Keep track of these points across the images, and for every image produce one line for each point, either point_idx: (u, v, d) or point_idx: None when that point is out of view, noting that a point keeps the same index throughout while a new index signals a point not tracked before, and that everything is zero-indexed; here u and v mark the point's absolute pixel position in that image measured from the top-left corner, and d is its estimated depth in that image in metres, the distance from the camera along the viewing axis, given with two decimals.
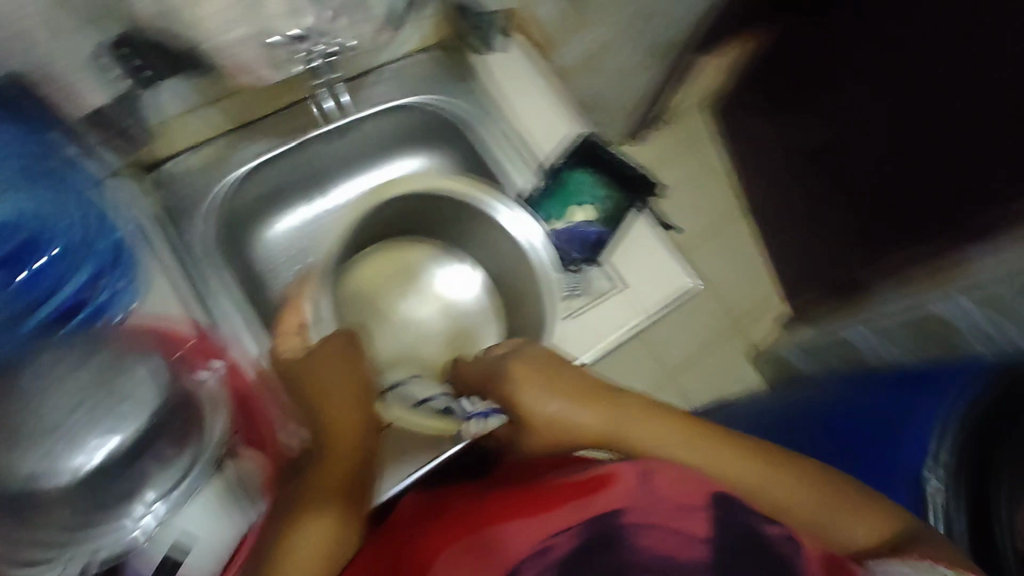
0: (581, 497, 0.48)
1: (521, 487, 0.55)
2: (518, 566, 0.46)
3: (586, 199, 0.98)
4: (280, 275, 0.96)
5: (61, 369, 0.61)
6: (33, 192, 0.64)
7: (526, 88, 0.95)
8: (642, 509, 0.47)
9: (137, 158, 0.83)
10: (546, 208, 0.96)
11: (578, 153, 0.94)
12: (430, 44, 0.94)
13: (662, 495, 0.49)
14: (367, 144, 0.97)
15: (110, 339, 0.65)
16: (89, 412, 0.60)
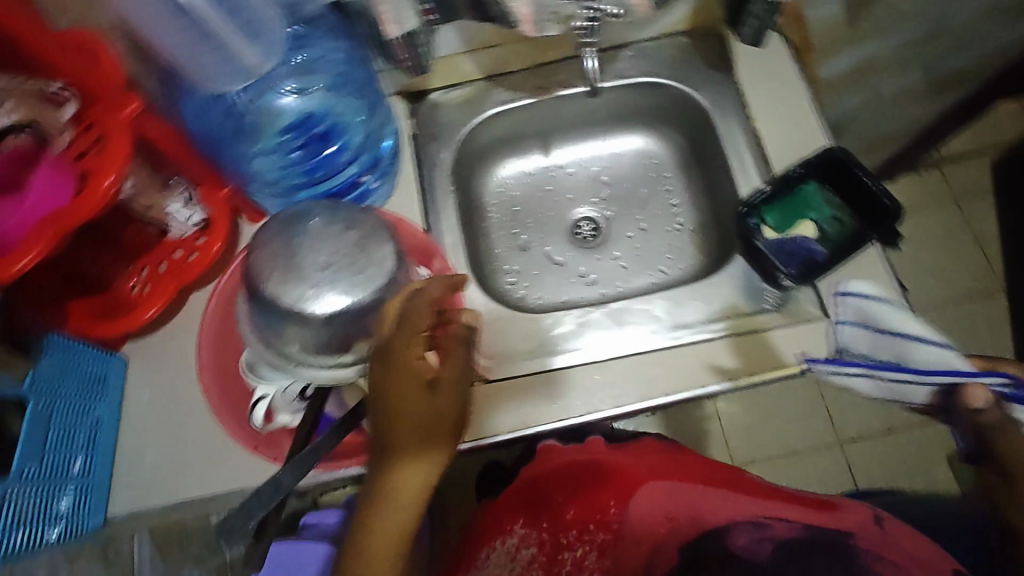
0: (814, 514, 0.68)
1: (764, 487, 0.72)
2: (732, 526, 0.67)
3: (812, 214, 0.71)
4: (625, 232, 0.88)
5: (663, 259, 0.85)
6: (344, 82, 0.68)
7: (789, 108, 0.77)
8: (871, 540, 0.64)
9: (679, 104, 0.83)
10: (765, 210, 0.71)
11: (810, 164, 0.71)
12: (691, 32, 0.83)
13: (892, 538, 0.64)
14: (600, 117, 0.88)
15: (679, 269, 0.84)
16: (657, 266, 0.85)
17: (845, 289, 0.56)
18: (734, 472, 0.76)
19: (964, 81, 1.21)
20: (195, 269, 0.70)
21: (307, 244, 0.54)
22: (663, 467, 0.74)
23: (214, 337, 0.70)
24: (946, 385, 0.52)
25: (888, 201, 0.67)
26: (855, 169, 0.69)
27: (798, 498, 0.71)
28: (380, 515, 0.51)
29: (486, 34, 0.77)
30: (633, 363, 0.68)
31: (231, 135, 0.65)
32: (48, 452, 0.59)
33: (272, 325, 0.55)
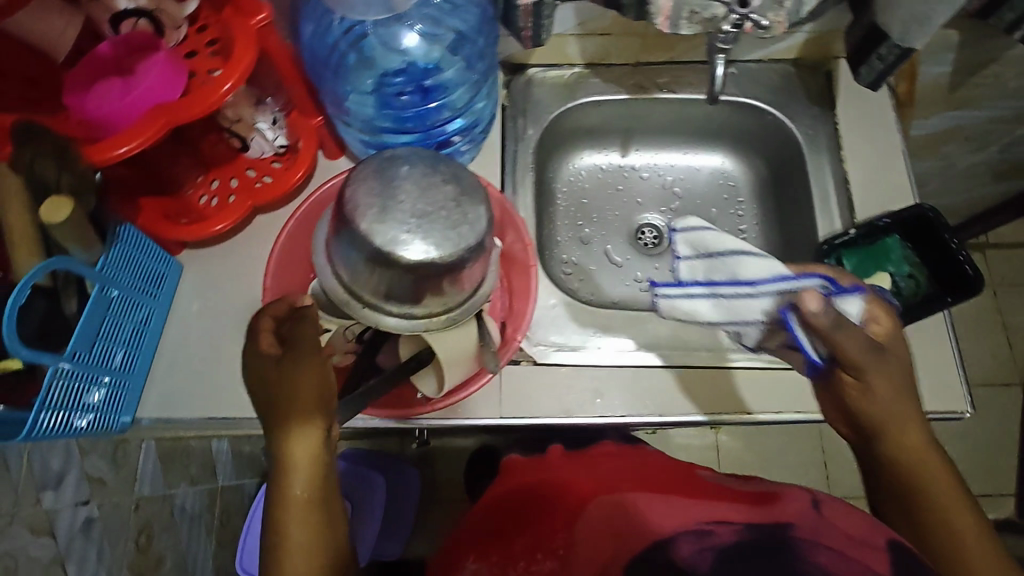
0: (753, 507, 0.51)
1: (717, 490, 0.55)
2: (671, 537, 0.48)
3: (890, 267, 0.71)
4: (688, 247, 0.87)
5: None
6: (465, 44, 0.66)
7: (883, 160, 0.76)
8: (810, 528, 0.47)
9: (771, 132, 0.83)
10: (844, 253, 0.71)
11: (899, 218, 0.70)
12: (799, 62, 0.82)
13: (831, 523, 0.48)
14: (688, 128, 0.87)
15: None
16: None
17: (671, 229, 0.62)
18: (695, 476, 0.61)
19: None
20: (269, 193, 0.69)
21: (408, 188, 0.52)
22: (608, 479, 0.59)
23: (281, 264, 0.67)
24: (779, 297, 0.57)
25: (970, 271, 0.67)
26: (943, 231, 0.69)
27: (747, 491, 0.54)
28: (278, 490, 0.50)
29: (601, 21, 0.75)
30: (688, 376, 0.68)
31: (339, 61, 0.64)
32: (97, 342, 0.58)
33: (351, 262, 0.53)
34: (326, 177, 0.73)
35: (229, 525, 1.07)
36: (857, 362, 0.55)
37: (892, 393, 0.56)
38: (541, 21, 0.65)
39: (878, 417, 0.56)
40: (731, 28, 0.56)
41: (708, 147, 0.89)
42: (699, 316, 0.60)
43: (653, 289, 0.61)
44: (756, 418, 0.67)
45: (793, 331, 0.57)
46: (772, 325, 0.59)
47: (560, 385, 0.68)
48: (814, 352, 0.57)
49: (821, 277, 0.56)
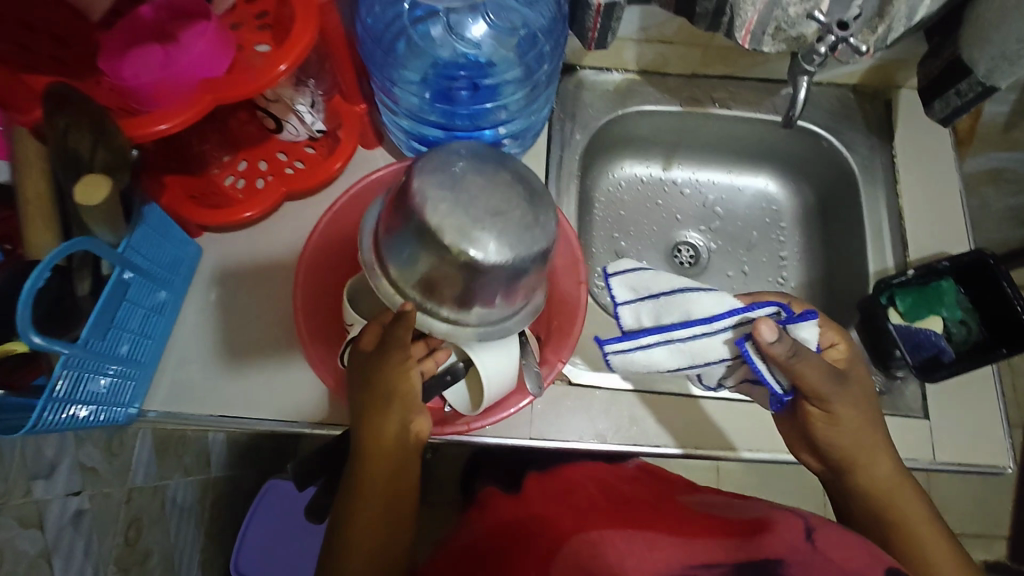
0: (740, 539, 0.49)
1: (698, 518, 0.55)
2: None
3: (942, 311, 0.68)
4: (726, 270, 0.84)
5: None
6: (531, 46, 0.62)
7: (938, 198, 0.74)
8: (802, 563, 0.46)
9: (824, 158, 0.80)
10: (898, 292, 0.68)
11: (956, 262, 0.68)
12: (858, 89, 0.79)
13: (825, 554, 0.47)
14: (737, 147, 0.84)
15: None
16: None
17: (606, 275, 0.57)
18: (675, 500, 0.60)
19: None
20: (301, 181, 0.65)
21: (478, 181, 0.46)
22: (584, 510, 0.58)
23: (314, 260, 0.61)
24: (732, 329, 0.53)
25: None
26: (1001, 280, 0.66)
27: (734, 519, 0.53)
28: (361, 477, 0.52)
29: (665, 29, 0.71)
30: (692, 408, 0.65)
31: (395, 42, 0.61)
32: (110, 329, 0.53)
33: (406, 255, 0.47)
34: (360, 169, 0.69)
35: (218, 519, 1.02)
36: (818, 390, 0.53)
37: (855, 422, 0.55)
38: (609, 24, 0.61)
39: (843, 448, 0.56)
40: (828, 50, 0.51)
41: (754, 167, 0.86)
42: (663, 365, 0.55)
43: (602, 348, 0.55)
44: (738, 455, 0.64)
45: (754, 367, 0.52)
46: (737, 360, 0.54)
47: (593, 408, 0.65)
48: (778, 387, 0.53)
49: (772, 306, 0.52)
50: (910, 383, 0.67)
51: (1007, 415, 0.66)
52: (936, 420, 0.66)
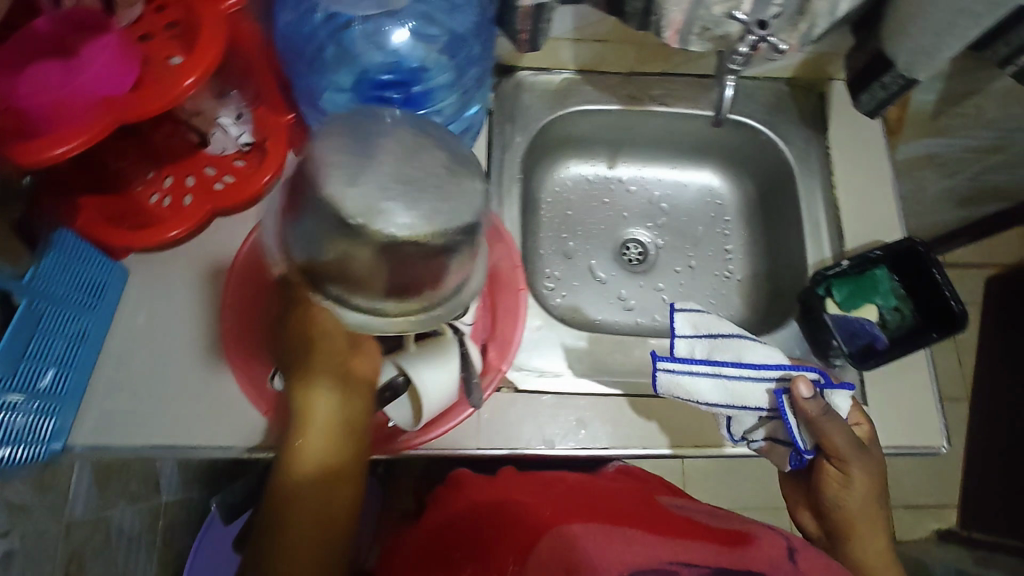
0: (721, 545, 0.51)
1: (679, 520, 0.56)
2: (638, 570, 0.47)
3: (877, 299, 0.70)
4: (673, 266, 0.85)
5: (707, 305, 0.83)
6: (460, 47, 0.60)
7: (871, 188, 0.76)
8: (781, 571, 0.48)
9: (761, 150, 0.81)
10: (834, 283, 0.70)
11: (890, 251, 0.70)
12: (793, 82, 0.80)
13: (804, 572, 0.49)
14: (679, 143, 0.84)
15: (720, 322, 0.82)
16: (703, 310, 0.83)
17: (672, 309, 0.65)
18: (656, 503, 0.61)
19: (998, 199, 1.23)
20: (231, 197, 0.62)
21: (387, 146, 0.41)
22: (567, 506, 0.58)
23: (243, 279, 0.60)
24: (775, 382, 0.60)
25: (955, 307, 0.66)
26: (931, 265, 0.68)
27: (716, 528, 0.55)
28: (291, 449, 0.50)
29: (600, 28, 0.71)
30: (669, 409, 0.66)
31: (312, 56, 0.58)
32: (22, 363, 0.50)
33: (307, 235, 0.43)
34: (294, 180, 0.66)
35: (173, 544, 0.99)
36: (840, 455, 0.58)
37: (866, 492, 0.60)
38: (539, 25, 0.60)
39: (848, 512, 0.61)
40: (749, 50, 0.52)
41: (696, 161, 0.86)
42: (702, 396, 0.60)
43: (656, 363, 0.60)
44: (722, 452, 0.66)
45: (787, 419, 0.58)
46: (771, 414, 0.60)
47: (542, 413, 0.65)
48: (802, 444, 0.59)
49: (815, 371, 0.60)
50: (849, 371, 0.69)
51: (941, 397, 0.68)
52: (875, 404, 0.68)
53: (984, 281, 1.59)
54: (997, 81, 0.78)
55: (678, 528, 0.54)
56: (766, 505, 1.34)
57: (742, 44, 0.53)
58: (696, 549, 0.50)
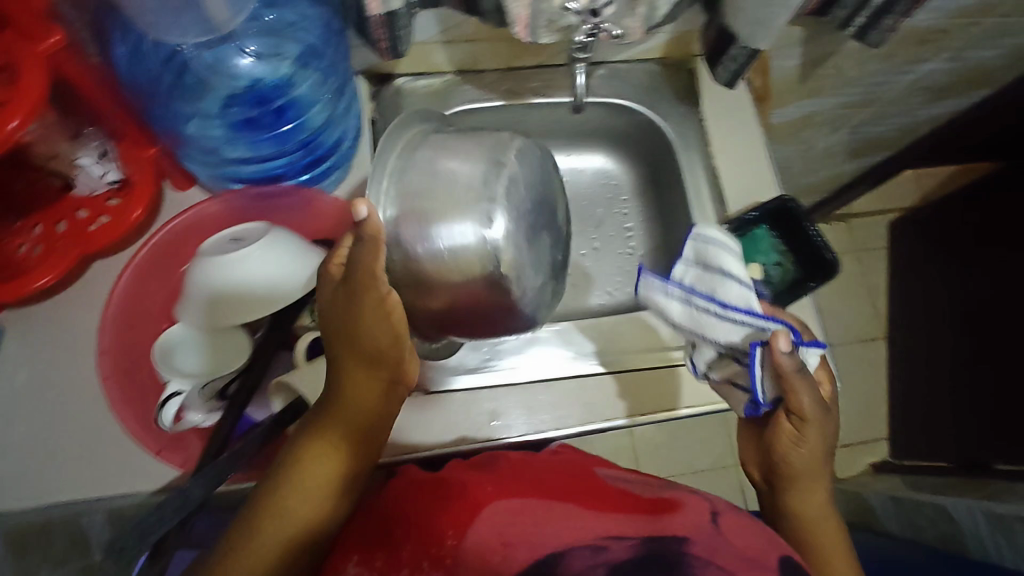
0: (648, 515, 0.51)
1: (609, 489, 0.55)
2: (566, 552, 0.46)
3: (759, 258, 0.75)
4: (578, 249, 0.88)
5: (612, 285, 0.86)
6: (316, 55, 0.60)
7: (746, 152, 0.80)
8: (705, 543, 0.48)
9: (643, 130, 0.84)
10: None
11: (765, 210, 0.74)
12: (664, 61, 0.83)
13: (727, 539, 0.49)
14: (566, 131, 0.87)
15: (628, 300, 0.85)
16: (610, 290, 0.86)
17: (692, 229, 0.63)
18: (592, 472, 0.60)
19: (882, 149, 1.32)
20: (105, 236, 0.60)
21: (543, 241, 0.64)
22: (511, 481, 0.54)
23: (120, 318, 0.58)
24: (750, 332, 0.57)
25: (829, 255, 0.73)
26: (804, 218, 0.73)
27: (644, 497, 0.54)
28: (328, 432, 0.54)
29: (466, 28, 0.72)
30: (630, 380, 0.68)
31: (160, 91, 0.56)
32: None
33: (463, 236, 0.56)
34: (176, 211, 0.65)
35: None
36: (802, 413, 0.56)
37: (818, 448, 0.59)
38: (397, 32, 0.61)
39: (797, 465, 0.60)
40: (585, 37, 0.57)
41: (586, 146, 0.89)
42: (670, 315, 0.63)
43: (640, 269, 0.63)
44: (680, 414, 0.68)
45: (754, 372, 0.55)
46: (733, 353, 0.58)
47: (453, 412, 0.66)
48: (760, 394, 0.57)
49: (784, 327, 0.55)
50: None
51: (828, 339, 0.72)
52: None
53: (887, 226, 1.69)
54: (848, 41, 0.83)
55: (611, 499, 0.53)
56: (714, 465, 1.40)
57: (577, 32, 0.56)
58: (626, 523, 0.49)
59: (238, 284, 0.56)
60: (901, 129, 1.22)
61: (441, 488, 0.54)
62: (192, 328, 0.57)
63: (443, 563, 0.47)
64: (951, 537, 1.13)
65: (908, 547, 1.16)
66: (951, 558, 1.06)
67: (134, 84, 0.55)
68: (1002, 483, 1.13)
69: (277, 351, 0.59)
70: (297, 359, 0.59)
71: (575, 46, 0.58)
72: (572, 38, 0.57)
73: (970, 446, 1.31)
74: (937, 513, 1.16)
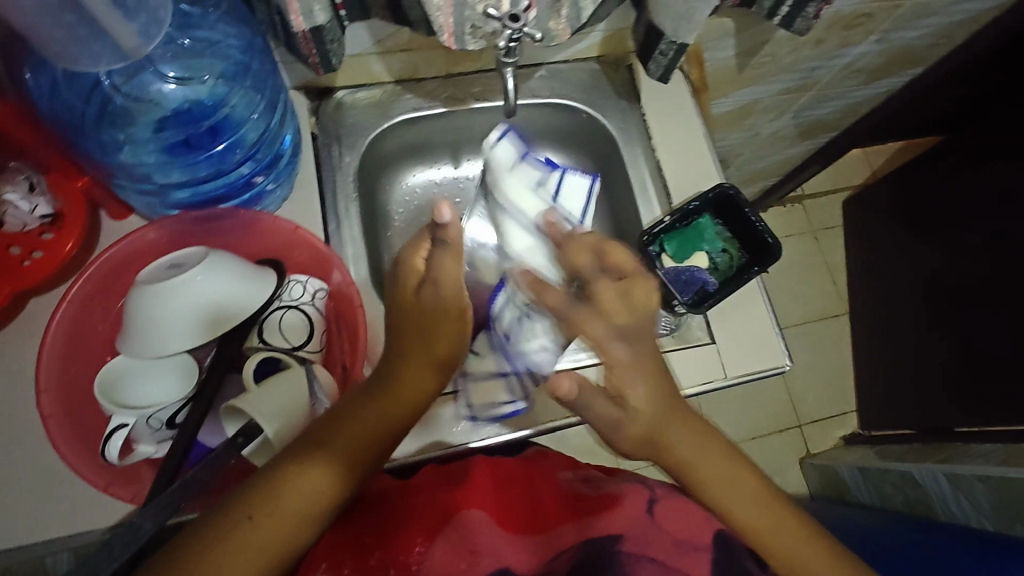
0: (589, 515, 0.51)
1: (556, 496, 0.55)
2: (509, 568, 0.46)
3: (705, 246, 0.79)
4: None
5: None
6: (244, 72, 0.60)
7: (688, 141, 0.81)
8: (638, 541, 0.48)
9: (585, 128, 0.85)
10: (665, 239, 0.76)
11: (706, 199, 0.76)
12: (602, 59, 0.84)
13: (660, 526, 0.50)
14: (512, 134, 0.87)
15: None
16: None
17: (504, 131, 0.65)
18: (552, 479, 0.59)
19: (827, 130, 1.35)
20: (40, 271, 0.58)
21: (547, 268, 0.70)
22: (483, 487, 0.54)
23: (62, 355, 0.56)
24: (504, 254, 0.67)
25: (770, 241, 0.76)
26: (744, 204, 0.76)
27: (589, 496, 0.54)
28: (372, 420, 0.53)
29: (400, 38, 0.73)
30: (541, 394, 0.66)
31: (84, 122, 0.55)
32: None
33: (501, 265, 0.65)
34: (113, 241, 0.64)
35: None
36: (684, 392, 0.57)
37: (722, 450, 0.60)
38: (325, 46, 0.61)
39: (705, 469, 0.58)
40: (508, 43, 0.57)
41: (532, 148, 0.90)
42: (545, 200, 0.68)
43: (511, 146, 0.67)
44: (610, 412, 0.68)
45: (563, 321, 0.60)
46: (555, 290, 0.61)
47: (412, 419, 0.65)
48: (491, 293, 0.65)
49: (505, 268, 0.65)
50: (694, 316, 0.73)
51: (777, 320, 0.73)
52: (722, 340, 0.72)
53: (840, 204, 1.74)
54: (778, 30, 0.85)
55: (562, 505, 0.53)
56: None
57: (501, 37, 0.57)
58: (569, 531, 0.49)
59: (181, 310, 0.55)
60: (843, 110, 1.26)
61: (416, 498, 0.54)
62: (137, 358, 0.56)
63: (409, 568, 0.47)
64: (917, 502, 1.16)
65: (877, 515, 1.20)
66: (917, 523, 1.10)
67: (56, 120, 0.54)
68: (963, 445, 1.17)
69: (227, 374, 0.58)
70: (246, 381, 0.57)
71: (500, 51, 0.58)
72: (497, 43, 0.57)
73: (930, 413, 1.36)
74: (902, 480, 1.20)
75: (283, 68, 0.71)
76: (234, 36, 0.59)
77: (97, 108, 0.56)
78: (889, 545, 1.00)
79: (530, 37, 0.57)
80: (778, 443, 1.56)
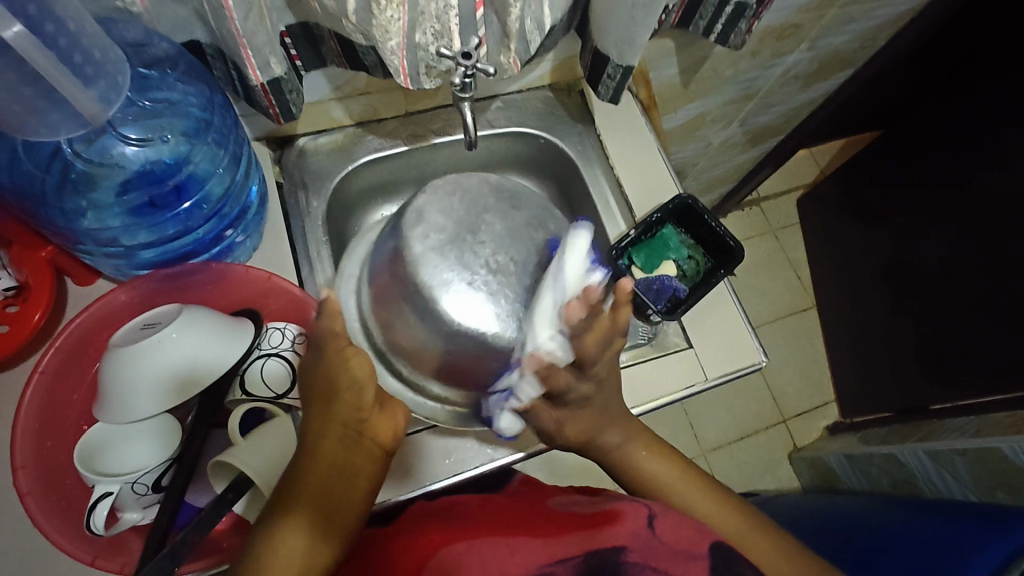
0: (589, 530, 0.52)
1: (554, 515, 0.56)
2: None
3: (672, 254, 0.82)
4: None
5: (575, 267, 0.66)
6: (206, 129, 0.60)
7: (644, 157, 0.84)
8: (640, 550, 0.50)
9: (545, 153, 0.88)
10: (632, 251, 0.79)
11: (667, 210, 0.79)
12: (554, 87, 0.88)
13: (660, 539, 0.52)
14: (474, 164, 0.89)
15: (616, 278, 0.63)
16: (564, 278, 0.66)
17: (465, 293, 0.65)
18: (543, 505, 0.60)
19: (773, 135, 1.42)
20: (9, 344, 0.57)
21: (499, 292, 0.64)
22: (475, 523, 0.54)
23: (37, 428, 0.55)
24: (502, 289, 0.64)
25: (733, 243, 0.79)
26: (703, 212, 0.80)
27: (585, 513, 0.55)
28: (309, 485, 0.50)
29: (357, 83, 0.75)
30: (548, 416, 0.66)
31: (46, 191, 0.55)
32: None
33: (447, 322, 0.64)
34: (82, 307, 0.64)
35: None
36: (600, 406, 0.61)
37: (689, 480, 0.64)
38: (285, 96, 0.62)
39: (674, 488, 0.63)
40: (463, 79, 0.60)
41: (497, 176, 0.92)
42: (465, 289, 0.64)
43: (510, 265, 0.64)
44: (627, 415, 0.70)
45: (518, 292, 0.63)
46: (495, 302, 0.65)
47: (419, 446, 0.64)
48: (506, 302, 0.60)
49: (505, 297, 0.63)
50: (669, 323, 0.75)
51: (749, 319, 0.76)
52: (699, 343, 0.74)
53: (795, 203, 1.81)
54: (715, 47, 0.90)
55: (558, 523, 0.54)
56: None
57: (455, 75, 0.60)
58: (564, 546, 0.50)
59: (158, 371, 0.54)
60: (786, 115, 1.32)
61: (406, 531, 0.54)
62: (116, 425, 0.55)
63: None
64: (904, 481, 1.19)
65: (868, 499, 1.23)
66: (907, 501, 1.13)
67: (14, 193, 0.54)
68: (940, 423, 1.21)
69: (210, 432, 0.57)
70: (234, 436, 0.56)
71: (456, 87, 0.61)
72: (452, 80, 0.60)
73: (905, 395, 1.40)
74: (887, 462, 1.23)
75: (245, 121, 0.72)
76: (193, 95, 0.60)
77: (54, 178, 0.56)
78: (884, 527, 1.02)
79: (482, 72, 0.59)
80: (766, 440, 1.58)
